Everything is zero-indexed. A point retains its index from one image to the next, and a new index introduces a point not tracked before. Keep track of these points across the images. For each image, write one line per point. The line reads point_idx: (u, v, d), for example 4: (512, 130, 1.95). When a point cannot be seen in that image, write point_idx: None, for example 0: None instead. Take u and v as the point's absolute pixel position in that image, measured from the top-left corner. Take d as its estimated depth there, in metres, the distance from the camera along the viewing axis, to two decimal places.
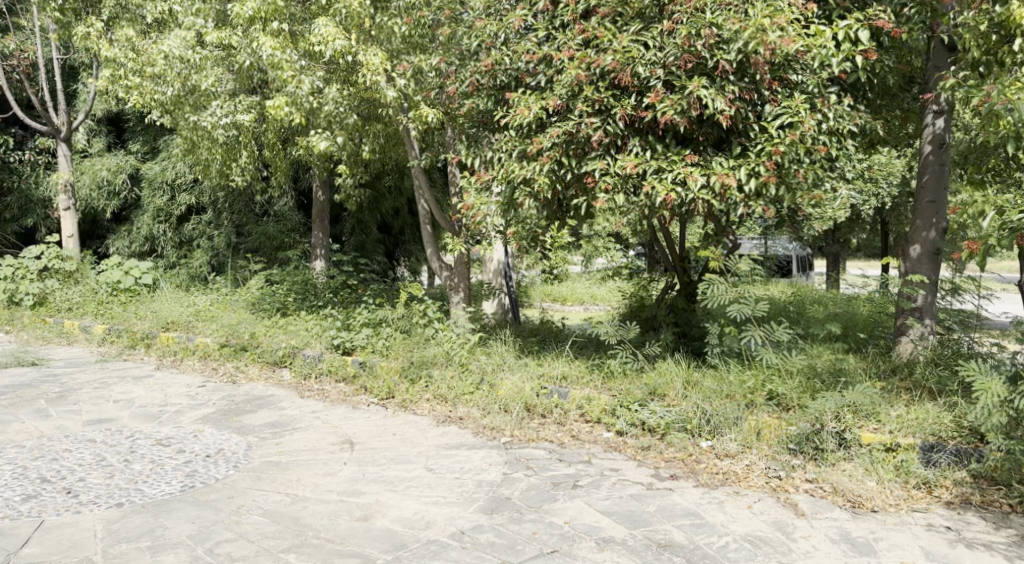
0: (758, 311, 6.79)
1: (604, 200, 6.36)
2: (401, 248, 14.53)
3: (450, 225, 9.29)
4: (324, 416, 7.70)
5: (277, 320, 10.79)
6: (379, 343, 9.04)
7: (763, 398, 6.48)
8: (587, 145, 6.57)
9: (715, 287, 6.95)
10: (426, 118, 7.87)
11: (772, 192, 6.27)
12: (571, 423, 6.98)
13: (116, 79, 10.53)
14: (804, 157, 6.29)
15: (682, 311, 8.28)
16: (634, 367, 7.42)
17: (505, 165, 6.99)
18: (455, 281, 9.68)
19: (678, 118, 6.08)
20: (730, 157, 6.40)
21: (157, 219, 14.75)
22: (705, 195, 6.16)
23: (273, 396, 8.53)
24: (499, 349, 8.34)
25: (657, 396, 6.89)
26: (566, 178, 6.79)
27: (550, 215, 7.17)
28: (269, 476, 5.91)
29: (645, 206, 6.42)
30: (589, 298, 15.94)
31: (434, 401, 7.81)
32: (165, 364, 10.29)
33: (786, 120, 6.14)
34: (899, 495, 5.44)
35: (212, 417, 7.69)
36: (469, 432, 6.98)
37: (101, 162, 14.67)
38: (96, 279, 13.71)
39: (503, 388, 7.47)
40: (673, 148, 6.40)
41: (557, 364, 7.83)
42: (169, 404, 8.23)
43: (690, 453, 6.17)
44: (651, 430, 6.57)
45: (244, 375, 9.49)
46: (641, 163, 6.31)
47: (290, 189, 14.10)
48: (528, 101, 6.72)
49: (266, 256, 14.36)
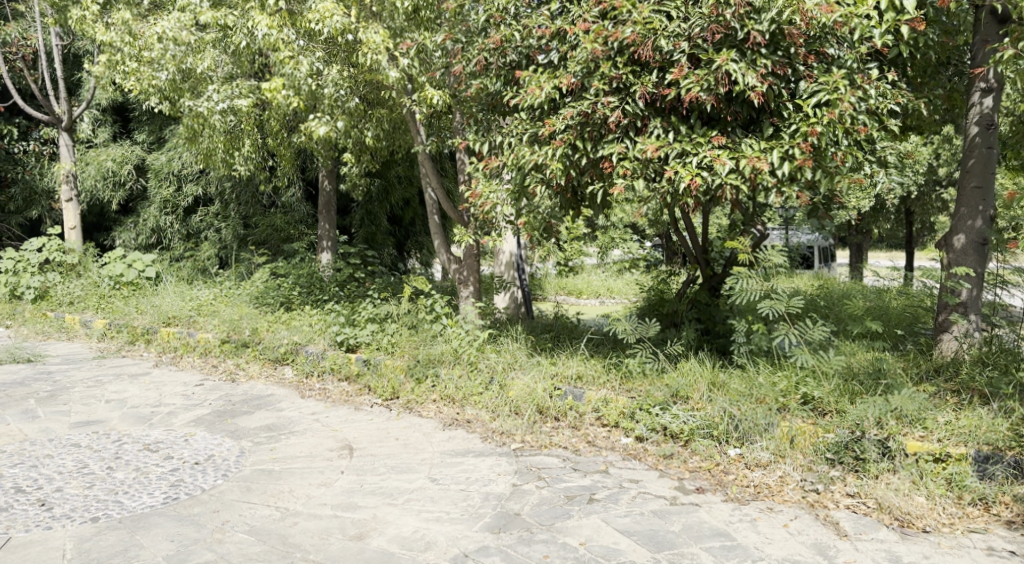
0: (791, 309, 6.25)
1: (622, 186, 5.83)
2: (412, 239, 14.08)
3: (461, 217, 8.72)
4: (324, 418, 7.23)
5: (280, 315, 10.36)
6: (385, 340, 8.56)
7: (797, 402, 5.98)
8: (603, 126, 6.06)
9: (745, 278, 6.35)
10: (431, 100, 7.40)
11: (807, 177, 5.76)
12: (587, 428, 6.50)
13: (113, 64, 10.06)
14: (843, 139, 5.80)
15: (707, 306, 7.76)
16: (654, 367, 6.91)
17: (515, 149, 6.53)
18: (464, 274, 9.16)
19: (704, 96, 5.57)
20: (761, 138, 5.87)
21: (164, 210, 14.36)
22: (733, 179, 5.64)
23: (273, 396, 8.07)
24: (511, 348, 7.84)
25: (680, 399, 6.39)
26: (581, 163, 6.26)
27: (564, 204, 6.66)
28: (259, 487, 5.46)
29: (668, 192, 5.90)
30: (605, 291, 15.40)
31: (441, 403, 7.34)
32: (164, 361, 9.86)
33: (823, 97, 5.64)
34: (953, 513, 4.95)
35: (207, 419, 7.24)
36: (477, 437, 6.51)
37: (106, 152, 14.26)
38: (99, 272, 13.32)
39: (514, 389, 6.98)
40: (698, 130, 5.87)
41: (572, 362, 7.33)
42: (163, 405, 7.80)
43: (716, 463, 5.71)
44: (674, 437, 6.09)
45: (244, 373, 9.05)
46: (663, 146, 5.80)
47: (298, 178, 13.65)
48: (540, 80, 6.27)
49: (272, 248, 13.93)
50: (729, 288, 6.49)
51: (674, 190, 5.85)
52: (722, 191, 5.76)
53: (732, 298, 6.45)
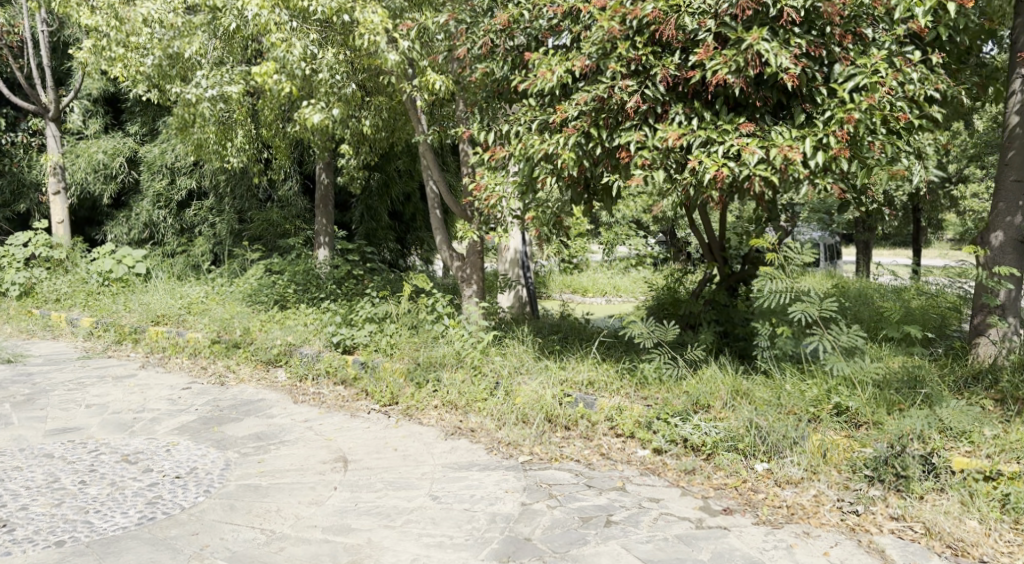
0: (825, 313, 5.78)
1: (641, 177, 5.37)
2: (413, 235, 13.62)
3: (463, 212, 8.22)
4: (317, 426, 6.76)
5: (274, 314, 9.90)
6: (383, 341, 8.09)
7: (829, 413, 5.54)
8: (620, 113, 5.59)
9: (774, 279, 5.87)
10: (433, 85, 6.91)
11: (843, 168, 5.32)
12: (600, 438, 6.05)
13: (99, 50, 9.55)
14: (881, 127, 5.34)
15: (726, 307, 7.32)
16: (672, 373, 6.44)
17: (523, 138, 6.07)
18: (467, 272, 8.66)
19: (732, 78, 5.10)
20: (792, 126, 5.40)
21: (157, 204, 13.87)
22: (763, 170, 5.17)
23: (264, 401, 7.60)
24: (517, 350, 7.37)
25: (700, 408, 5.94)
26: (596, 153, 5.79)
27: (576, 198, 6.19)
28: (244, 506, 5.00)
29: (690, 185, 5.43)
30: (611, 289, 14.96)
31: (443, 410, 6.89)
32: (151, 363, 9.41)
33: (861, 81, 5.19)
34: (1011, 540, 4.51)
35: (192, 426, 6.77)
36: (482, 448, 6.06)
37: (97, 144, 13.76)
38: (87, 268, 12.85)
39: (520, 395, 6.52)
40: (724, 116, 5.40)
41: (582, 366, 6.86)
42: (146, 410, 7.33)
43: (743, 479, 5.27)
44: (695, 450, 5.63)
45: (235, 376, 8.57)
46: (686, 134, 5.33)
47: (295, 171, 13.19)
48: (551, 62, 5.81)
49: (268, 243, 13.46)
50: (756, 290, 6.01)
51: (698, 183, 5.39)
52: (749, 183, 5.31)
53: (759, 300, 5.97)
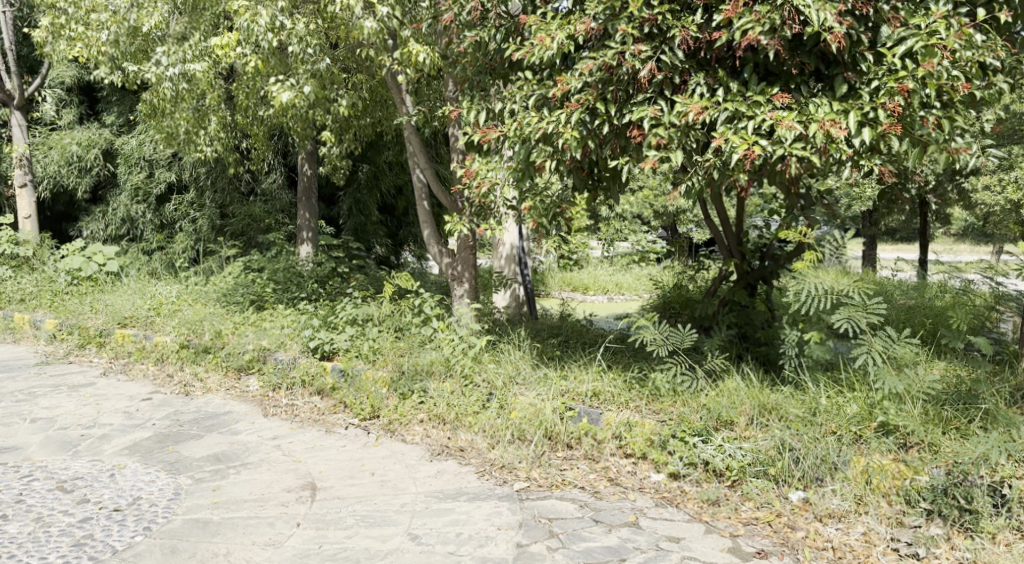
0: (873, 318, 5.05)
1: (656, 160, 4.61)
2: (405, 231, 12.82)
3: (453, 203, 7.36)
4: (287, 444, 5.98)
5: (249, 315, 9.11)
6: (365, 344, 7.30)
7: (874, 433, 4.78)
8: (631, 85, 4.83)
9: (813, 281, 5.16)
10: (417, 58, 6.14)
11: (892, 146, 4.55)
12: (606, 460, 5.28)
13: (60, 28, 8.72)
14: (937, 99, 4.57)
15: (746, 308, 6.57)
16: (687, 382, 5.67)
17: (519, 117, 5.31)
18: (457, 269, 7.81)
19: (766, 39, 4.35)
20: (832, 98, 4.63)
21: (135, 199, 12.97)
22: (801, 149, 4.42)
23: (230, 415, 6.80)
24: (512, 357, 6.59)
25: (723, 426, 5.19)
26: (604, 133, 5.00)
27: (580, 185, 5.43)
28: (187, 548, 4.28)
29: (714, 167, 4.66)
30: (613, 287, 13.97)
31: (430, 425, 6.10)
32: (114, 369, 8.61)
33: (915, 43, 4.43)
34: None
35: (145, 445, 5.99)
36: (472, 472, 5.28)
37: (71, 135, 12.93)
38: (55, 267, 12.03)
39: (516, 408, 5.75)
40: (754, 85, 4.63)
41: (587, 375, 6.08)
42: (98, 426, 6.53)
43: (777, 512, 4.54)
44: (719, 474, 4.88)
45: (203, 385, 7.76)
46: (710, 108, 4.57)
47: (279, 164, 12.44)
48: (551, 27, 5.06)
49: (249, 239, 12.65)
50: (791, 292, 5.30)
51: (723, 165, 4.64)
52: (784, 165, 4.55)
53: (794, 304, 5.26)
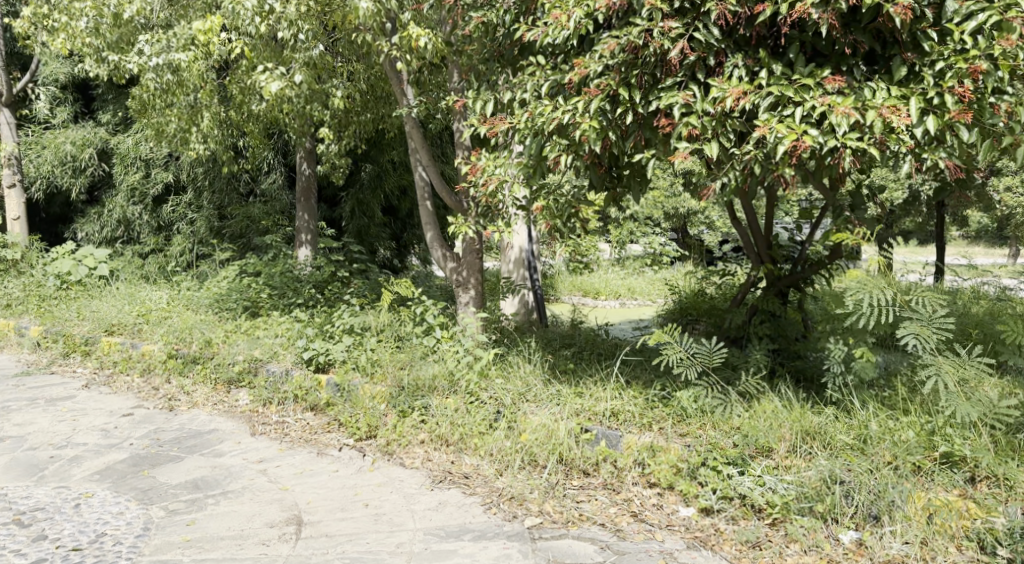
0: (940, 335, 4.58)
1: (687, 152, 4.06)
2: (410, 233, 12.23)
3: (458, 203, 6.73)
4: (273, 468, 5.42)
5: (242, 323, 8.55)
6: (363, 356, 6.73)
7: (936, 465, 4.29)
8: (659, 67, 4.27)
9: (874, 291, 4.68)
10: (417, 42, 5.61)
11: (960, 138, 3.97)
12: (628, 490, 4.73)
13: (44, 21, 8.20)
14: (1011, 84, 3.98)
15: (778, 318, 6.00)
16: (717, 402, 5.09)
17: (532, 106, 4.77)
18: (462, 275, 7.22)
19: (817, 12, 3.79)
20: (890, 83, 4.06)
21: (131, 200, 12.44)
22: (856, 141, 3.88)
23: (215, 433, 6.24)
24: (522, 372, 6.00)
25: (762, 454, 4.67)
26: (628, 122, 4.43)
27: (599, 183, 4.86)
28: None
29: (755, 161, 4.11)
30: (625, 291, 13.32)
31: (431, 446, 5.53)
32: (96, 381, 8.05)
33: (988, 17, 3.82)
34: None
35: (118, 469, 5.44)
36: (477, 503, 4.74)
37: (65, 133, 12.40)
38: (43, 270, 11.48)
39: (527, 429, 5.19)
40: (801, 67, 4.06)
41: (604, 392, 5.50)
42: (71, 446, 5.99)
43: (828, 558, 4.05)
44: (758, 510, 4.38)
45: (189, 400, 7.20)
46: (751, 93, 4.02)
47: (279, 163, 11.90)
48: (570, 3, 4.50)
49: (248, 242, 12.10)
50: (848, 303, 4.82)
51: (765, 158, 4.08)
52: (836, 158, 4.01)
53: (852, 316, 4.77)
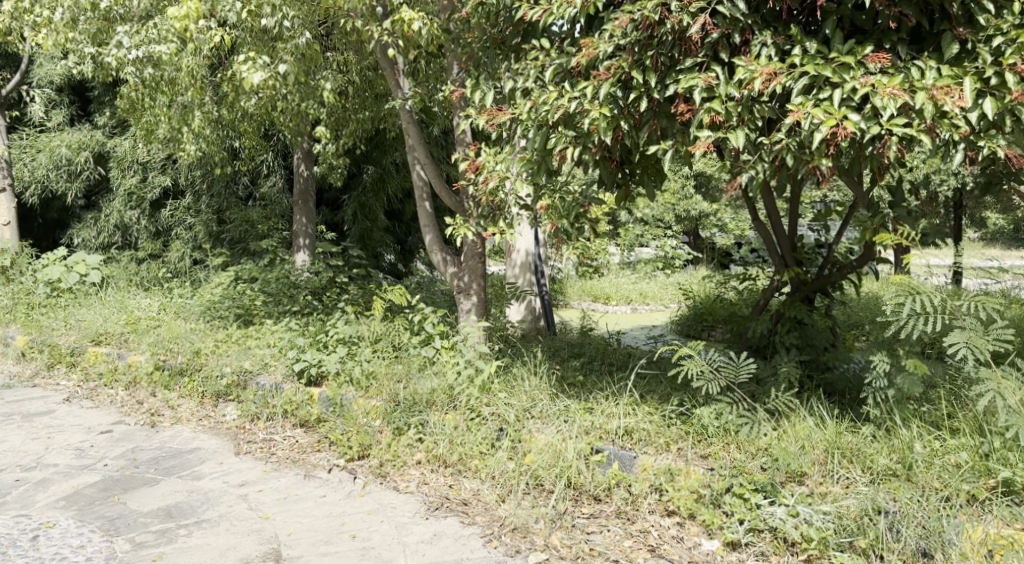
0: (994, 345, 4.11)
1: (710, 142, 3.60)
2: (414, 237, 11.77)
3: (459, 204, 6.28)
4: (254, 492, 4.98)
5: (235, 333, 8.09)
6: (358, 368, 6.26)
7: (994, 496, 3.83)
8: (675, 47, 3.82)
9: (919, 295, 4.21)
10: (411, 28, 5.18)
11: (1022, 122, 3.48)
12: (644, 520, 4.27)
13: (25, 14, 7.72)
14: None
15: (805, 326, 5.52)
16: (740, 420, 4.62)
17: (535, 94, 4.31)
18: (464, 280, 6.74)
19: None
20: (939, 61, 3.58)
21: (128, 204, 11.96)
22: (903, 126, 3.41)
23: (196, 452, 5.79)
24: (526, 385, 5.50)
25: (793, 480, 4.20)
26: (642, 109, 3.96)
27: (609, 178, 4.39)
28: None
29: (788, 150, 3.64)
30: (637, 296, 12.82)
31: (428, 468, 5.06)
32: (79, 395, 7.58)
33: None
34: None
35: (87, 494, 4.99)
36: (478, 536, 4.28)
37: (60, 136, 11.94)
38: (33, 277, 11.02)
39: (532, 449, 4.73)
40: (839, 42, 3.59)
41: (616, 408, 5.02)
42: (39, 468, 5.53)
43: None
44: (791, 545, 3.93)
45: (174, 416, 6.73)
46: (782, 73, 3.55)
47: (279, 166, 11.45)
48: None
49: (246, 247, 11.63)
50: (888, 308, 4.35)
51: (799, 147, 3.62)
52: (880, 147, 3.54)
53: (894, 323, 4.29)
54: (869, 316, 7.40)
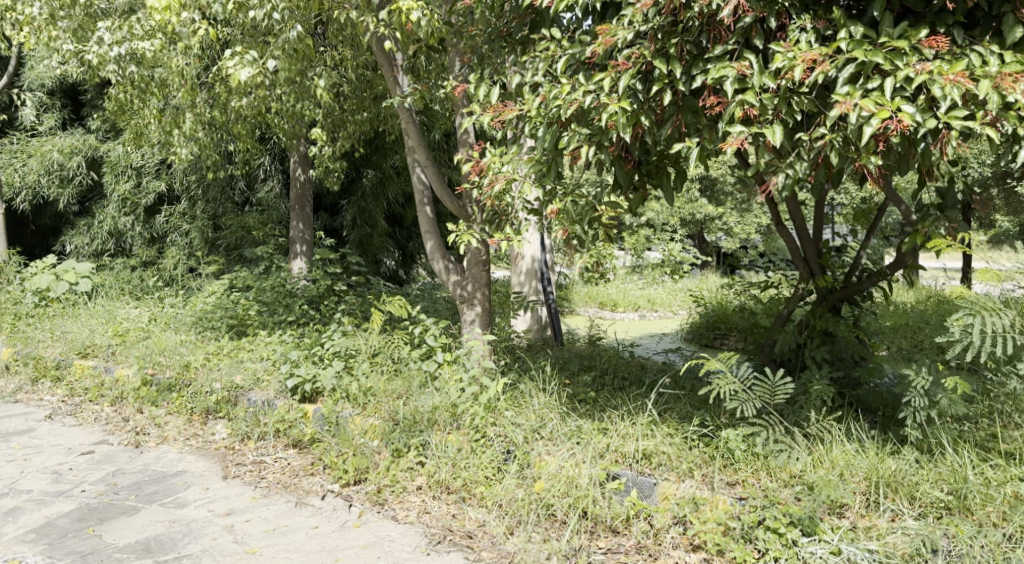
0: None
1: (744, 138, 3.22)
2: (415, 243, 11.37)
3: (461, 208, 5.89)
4: (242, 522, 4.60)
5: (227, 345, 7.68)
6: (354, 384, 5.86)
7: None
8: (703, 34, 3.45)
9: (989, 316, 3.89)
10: (409, 18, 4.79)
11: None
12: (667, 557, 3.89)
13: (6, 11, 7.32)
14: None
15: (834, 339, 5.13)
16: (772, 445, 4.24)
17: (547, 87, 3.92)
18: (466, 290, 6.34)
19: None
20: (1002, 46, 3.19)
21: (122, 210, 11.54)
22: (965, 119, 3.04)
23: (181, 476, 5.40)
24: (535, 403, 5.09)
25: (834, 513, 3.84)
26: (666, 103, 3.58)
27: (626, 180, 4.00)
28: None
29: (831, 147, 3.26)
30: (645, 303, 12.40)
31: (428, 495, 4.67)
32: (62, 412, 7.16)
33: None
34: None
35: (59, 525, 4.61)
36: None
37: (51, 141, 11.52)
38: (21, 286, 10.63)
39: (543, 476, 4.34)
40: (888, 25, 3.20)
41: (633, 428, 4.62)
42: (11, 495, 5.14)
43: None
44: None
45: (160, 435, 6.32)
46: (825, 60, 3.18)
47: (277, 170, 11.05)
48: None
49: (243, 254, 11.23)
50: (953, 330, 4.00)
51: (843, 143, 3.25)
52: (935, 143, 3.17)
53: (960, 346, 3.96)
54: (897, 333, 6.96)
